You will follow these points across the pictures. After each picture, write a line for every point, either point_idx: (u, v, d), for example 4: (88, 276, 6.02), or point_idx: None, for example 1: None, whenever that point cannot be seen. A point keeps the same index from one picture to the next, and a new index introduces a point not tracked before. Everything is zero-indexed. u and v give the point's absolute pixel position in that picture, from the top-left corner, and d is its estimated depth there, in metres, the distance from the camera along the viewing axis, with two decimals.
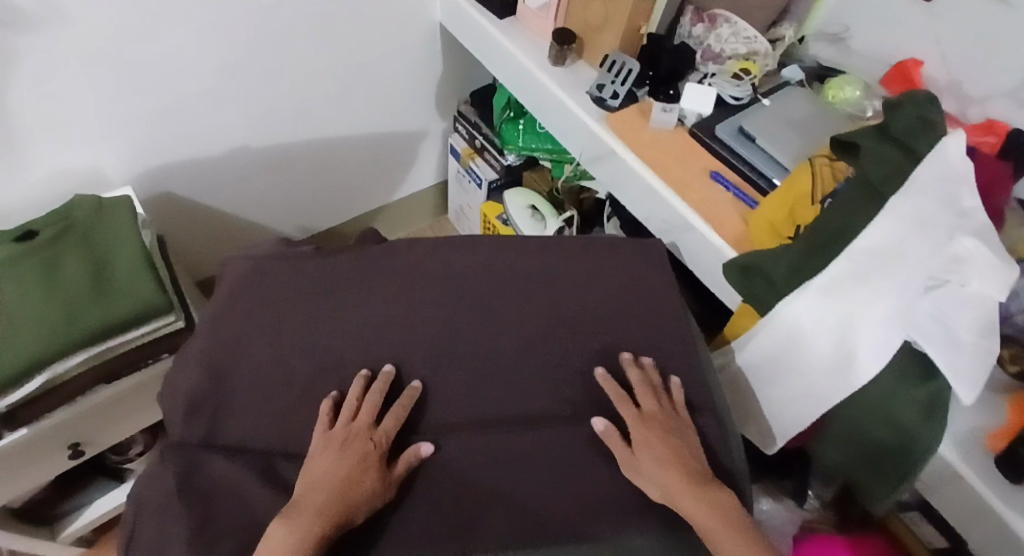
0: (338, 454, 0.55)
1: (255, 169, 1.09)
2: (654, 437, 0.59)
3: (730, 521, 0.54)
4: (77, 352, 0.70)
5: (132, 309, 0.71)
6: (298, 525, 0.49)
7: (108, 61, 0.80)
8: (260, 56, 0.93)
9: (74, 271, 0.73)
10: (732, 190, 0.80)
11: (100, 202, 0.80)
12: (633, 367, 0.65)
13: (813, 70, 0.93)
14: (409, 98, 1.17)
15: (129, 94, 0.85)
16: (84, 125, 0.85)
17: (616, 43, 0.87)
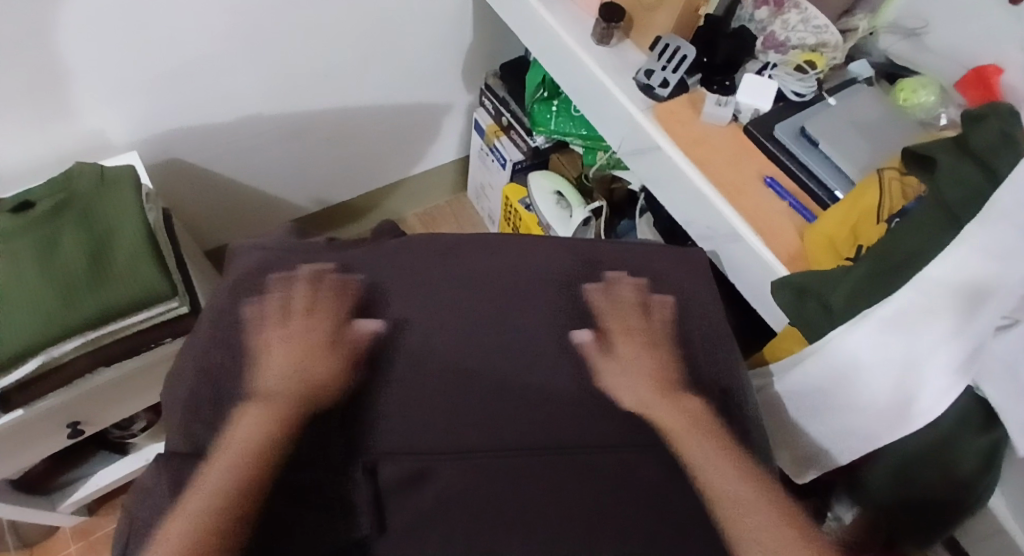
0: (288, 352, 0.54)
1: (270, 136, 1.02)
2: (645, 349, 0.58)
3: (705, 436, 0.52)
4: (73, 337, 0.65)
5: (133, 295, 0.66)
6: (254, 424, 0.49)
7: (118, 19, 0.73)
8: (280, 17, 0.85)
9: (70, 247, 0.67)
10: (789, 200, 0.72)
11: (103, 172, 0.73)
12: (626, 289, 0.63)
13: (882, 66, 0.85)
14: (436, 68, 1.08)
15: (139, 53, 0.78)
16: (88, 86, 0.78)
17: (670, 24, 0.78)
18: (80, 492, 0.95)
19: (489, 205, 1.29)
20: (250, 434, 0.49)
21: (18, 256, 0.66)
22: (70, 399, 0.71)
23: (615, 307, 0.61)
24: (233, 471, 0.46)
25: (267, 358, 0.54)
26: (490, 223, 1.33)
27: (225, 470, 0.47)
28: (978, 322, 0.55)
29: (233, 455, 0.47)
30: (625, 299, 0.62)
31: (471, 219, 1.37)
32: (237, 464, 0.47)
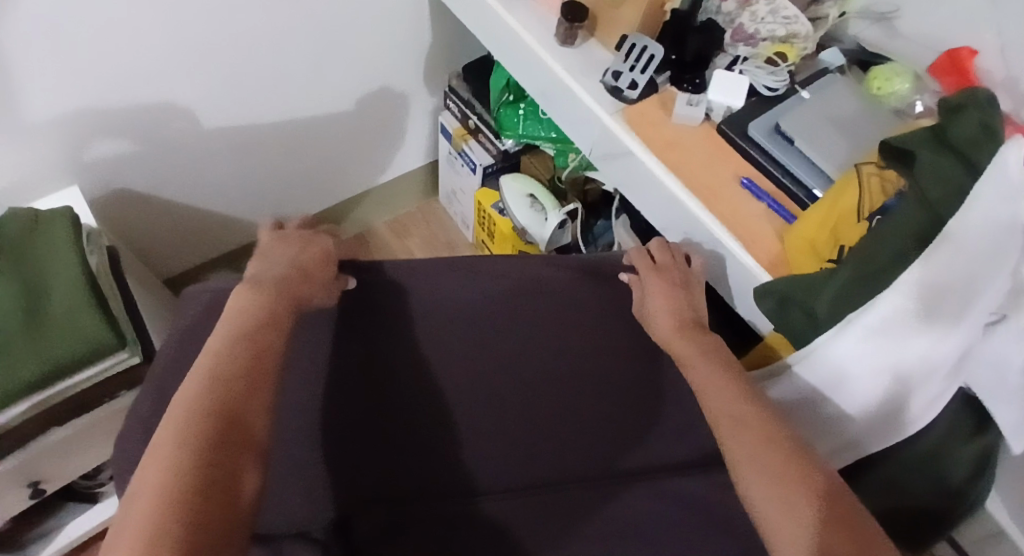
0: (288, 254, 0.63)
1: (220, 154, 0.96)
2: (654, 278, 0.69)
3: (713, 358, 0.61)
4: (19, 401, 0.60)
5: (76, 352, 0.61)
6: (253, 307, 0.54)
7: (31, 44, 0.67)
8: (215, 28, 0.79)
9: (2, 303, 0.61)
10: (767, 202, 0.70)
11: (37, 217, 0.68)
12: (657, 245, 0.72)
13: (855, 53, 0.82)
14: (393, 72, 1.03)
15: (63, 79, 0.72)
16: (12, 122, 0.72)
17: (636, 21, 0.75)
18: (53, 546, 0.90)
19: (461, 209, 1.24)
20: (224, 350, 0.50)
21: None
22: (23, 463, 0.66)
23: (636, 260, 0.72)
24: (248, 318, 0.53)
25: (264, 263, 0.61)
26: (464, 228, 1.29)
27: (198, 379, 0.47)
28: (971, 325, 0.55)
29: (206, 368, 0.48)
30: (653, 252, 0.72)
31: (443, 224, 1.33)
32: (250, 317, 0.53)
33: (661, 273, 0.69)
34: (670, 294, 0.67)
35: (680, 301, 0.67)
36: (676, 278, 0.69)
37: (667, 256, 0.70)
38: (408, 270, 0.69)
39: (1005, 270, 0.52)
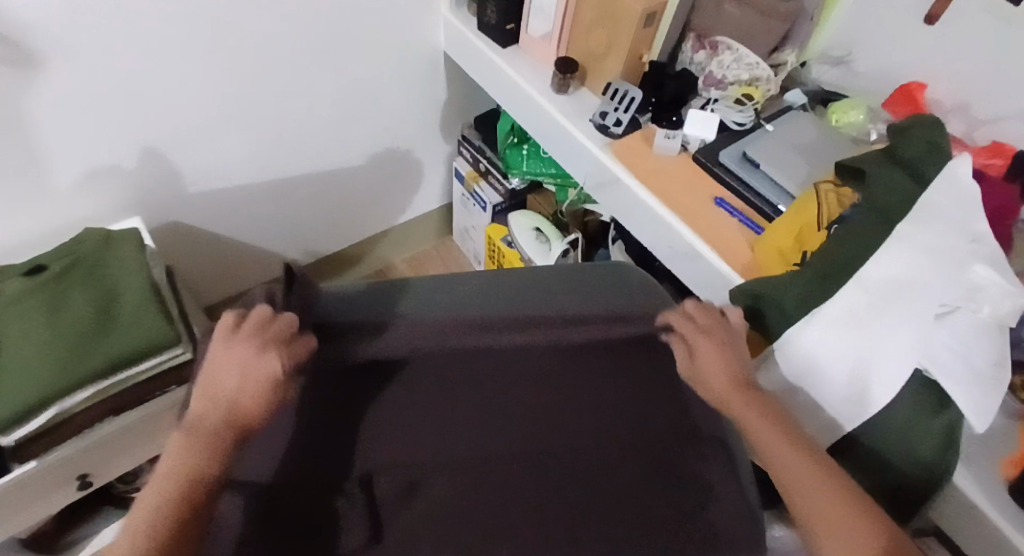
0: (234, 364, 0.47)
1: (256, 197, 1.07)
2: (705, 341, 0.54)
3: (749, 400, 0.53)
4: (85, 388, 0.69)
5: (139, 345, 0.70)
6: (206, 421, 0.45)
7: (105, 94, 0.79)
8: (260, 83, 0.92)
9: (77, 308, 0.71)
10: (738, 216, 0.79)
11: (109, 236, 0.78)
12: (693, 305, 0.57)
13: (817, 93, 0.93)
14: (412, 122, 1.17)
15: (130, 123, 0.84)
16: (90, 161, 0.84)
17: (619, 68, 0.87)
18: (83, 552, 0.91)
19: (473, 245, 1.36)
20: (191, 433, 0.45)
21: (25, 319, 0.68)
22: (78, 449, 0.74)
23: (678, 323, 0.54)
24: (208, 416, 0.46)
25: (212, 379, 0.48)
26: (476, 264, 1.40)
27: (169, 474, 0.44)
28: (936, 335, 0.62)
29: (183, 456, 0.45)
30: (694, 316, 0.55)
31: (457, 262, 1.43)
32: (209, 416, 0.46)
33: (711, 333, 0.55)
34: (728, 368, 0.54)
35: (729, 370, 0.54)
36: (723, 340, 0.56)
37: (712, 318, 0.57)
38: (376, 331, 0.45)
39: (954, 268, 0.61)
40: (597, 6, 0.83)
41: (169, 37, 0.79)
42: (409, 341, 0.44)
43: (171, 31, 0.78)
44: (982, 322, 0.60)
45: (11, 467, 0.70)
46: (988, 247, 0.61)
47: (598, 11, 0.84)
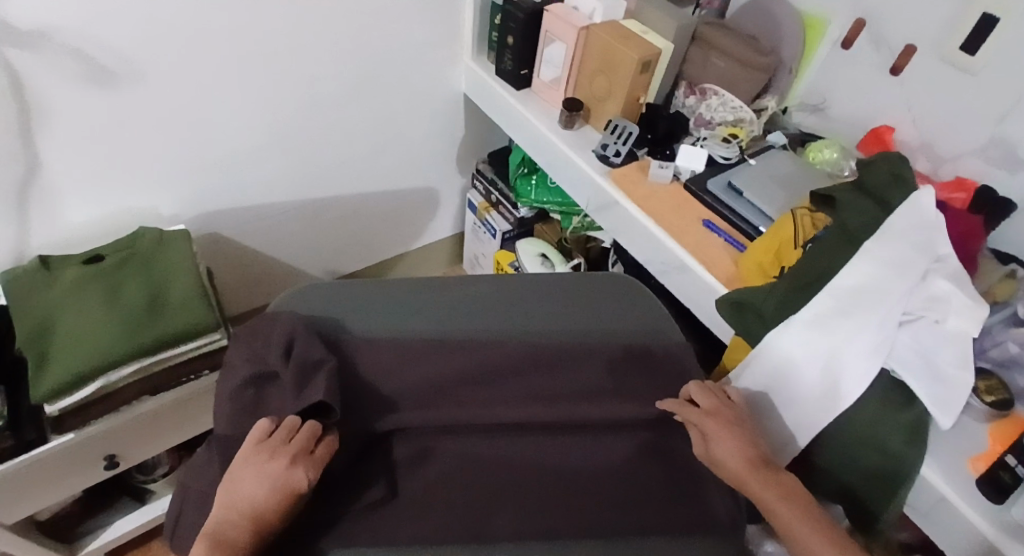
0: (261, 459, 0.54)
1: (291, 217, 1.16)
2: (716, 430, 0.63)
3: (763, 477, 0.60)
4: (131, 363, 0.71)
5: (184, 328, 0.73)
6: (246, 496, 0.52)
7: (172, 114, 0.87)
8: (309, 112, 1.02)
9: (133, 292, 0.74)
10: (725, 237, 0.85)
11: (163, 235, 0.81)
12: (699, 392, 0.66)
13: (796, 136, 1.03)
14: (432, 156, 1.27)
15: (191, 142, 0.92)
16: (150, 173, 0.92)
17: (619, 109, 0.96)
18: (96, 542, 0.92)
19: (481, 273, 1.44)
20: (251, 502, 0.51)
21: (86, 302, 0.72)
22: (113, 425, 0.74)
23: (677, 410, 0.65)
24: (249, 495, 0.52)
25: (241, 476, 0.53)
26: None
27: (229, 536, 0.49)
28: (898, 338, 0.69)
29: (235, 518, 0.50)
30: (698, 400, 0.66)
31: None
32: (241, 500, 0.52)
33: (720, 421, 0.64)
34: (740, 451, 0.62)
35: (740, 444, 0.62)
36: (731, 425, 0.64)
37: (721, 407, 0.65)
38: (395, 357, 0.68)
39: (915, 281, 0.68)
40: (598, 53, 0.94)
41: (236, 70, 0.89)
42: (413, 385, 0.66)
43: (235, 64, 0.88)
44: (952, 335, 0.66)
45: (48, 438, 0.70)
46: (949, 265, 0.69)
47: (600, 58, 0.94)
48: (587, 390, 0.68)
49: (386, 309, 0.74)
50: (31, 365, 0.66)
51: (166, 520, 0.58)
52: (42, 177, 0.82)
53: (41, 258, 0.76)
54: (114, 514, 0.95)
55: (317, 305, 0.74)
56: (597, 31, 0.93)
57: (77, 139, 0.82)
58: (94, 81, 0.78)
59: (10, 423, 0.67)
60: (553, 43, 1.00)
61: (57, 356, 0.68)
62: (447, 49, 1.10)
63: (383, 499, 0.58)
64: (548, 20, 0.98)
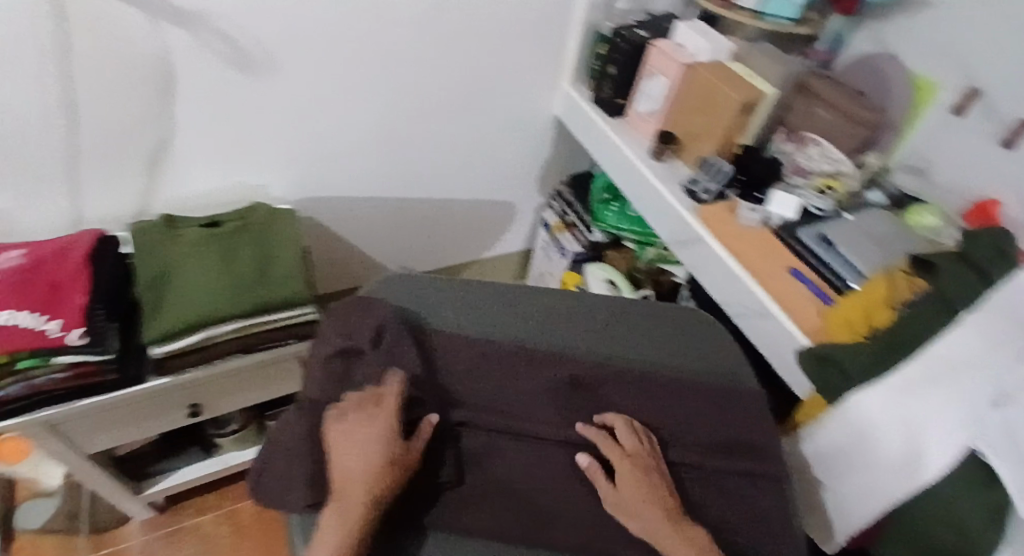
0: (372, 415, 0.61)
1: (380, 213, 1.21)
2: (626, 475, 0.61)
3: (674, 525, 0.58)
4: (233, 320, 0.77)
5: (283, 297, 0.80)
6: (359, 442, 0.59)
7: (296, 104, 0.94)
8: (416, 118, 1.07)
9: (245, 258, 0.81)
10: (812, 289, 0.83)
11: (274, 213, 0.89)
12: (626, 427, 0.65)
13: (895, 196, 0.97)
14: (516, 173, 1.30)
15: (308, 131, 0.98)
16: (266, 155, 0.98)
17: (713, 147, 0.95)
18: (163, 484, 0.98)
19: None
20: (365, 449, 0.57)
21: (204, 261, 0.80)
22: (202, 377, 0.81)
23: (597, 443, 0.64)
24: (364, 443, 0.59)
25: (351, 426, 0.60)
26: None
27: (364, 479, 0.55)
28: (987, 417, 0.63)
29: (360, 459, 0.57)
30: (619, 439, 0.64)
31: None
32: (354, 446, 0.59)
33: (637, 464, 0.61)
34: (642, 491, 0.60)
35: (654, 488, 0.60)
36: (648, 468, 0.62)
37: (641, 449, 0.63)
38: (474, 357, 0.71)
39: (1013, 358, 0.64)
40: (699, 92, 0.93)
41: (357, 70, 0.94)
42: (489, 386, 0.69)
43: (354, 64, 0.93)
44: None
45: (146, 378, 0.76)
46: None
47: (700, 97, 0.93)
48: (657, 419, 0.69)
49: (461, 313, 0.76)
50: (147, 310, 0.74)
51: (254, 467, 0.63)
52: (172, 145, 0.89)
53: (166, 217, 0.84)
54: (184, 460, 1.00)
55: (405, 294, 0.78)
56: (702, 70, 0.92)
57: (210, 116, 0.88)
58: (233, 65, 0.84)
59: (120, 357, 0.73)
60: (653, 77, 0.98)
61: (170, 305, 0.75)
62: (548, 72, 1.12)
63: (450, 484, 0.61)
64: (652, 55, 0.97)
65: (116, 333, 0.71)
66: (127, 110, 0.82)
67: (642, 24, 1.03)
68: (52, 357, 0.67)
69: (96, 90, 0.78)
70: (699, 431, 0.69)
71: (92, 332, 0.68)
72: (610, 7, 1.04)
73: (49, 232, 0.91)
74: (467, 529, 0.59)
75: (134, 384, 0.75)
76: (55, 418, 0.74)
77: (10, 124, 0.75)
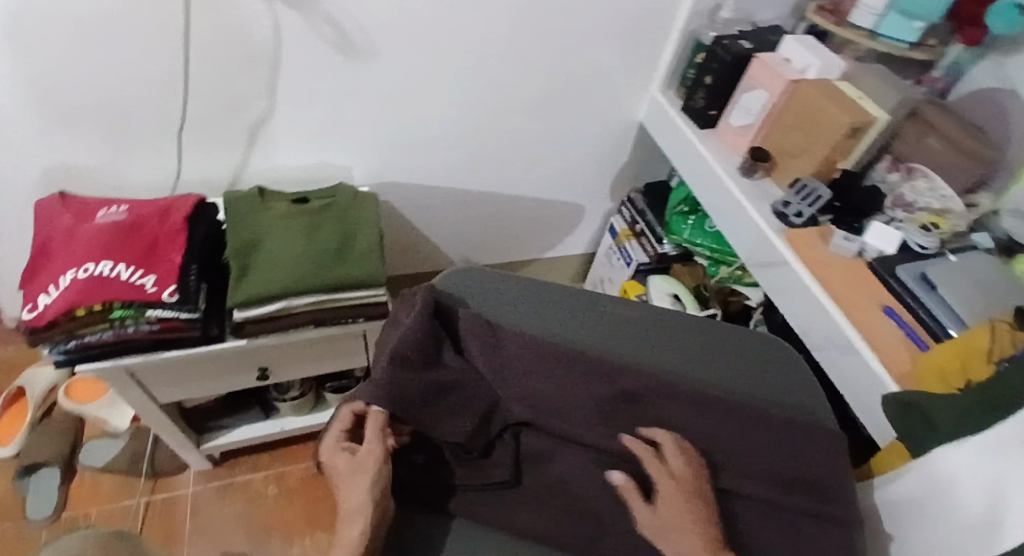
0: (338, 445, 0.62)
1: (449, 203, 1.21)
2: (669, 498, 0.57)
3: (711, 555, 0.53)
4: (310, 294, 0.79)
5: (360, 277, 0.80)
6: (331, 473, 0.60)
7: (387, 88, 0.95)
8: (499, 114, 1.06)
9: (327, 235, 0.83)
10: (905, 328, 0.78)
11: (357, 193, 0.90)
12: (674, 445, 0.61)
13: (1003, 242, 0.90)
14: (589, 177, 1.28)
15: (394, 116, 1.00)
16: (352, 134, 1.00)
17: (810, 169, 0.90)
18: (221, 440, 1.02)
19: None
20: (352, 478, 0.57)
21: (290, 234, 0.81)
22: (276, 343, 0.82)
23: (642, 458, 0.60)
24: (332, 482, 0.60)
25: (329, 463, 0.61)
26: None
27: (367, 509, 0.55)
28: None
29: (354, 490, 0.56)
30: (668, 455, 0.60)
31: None
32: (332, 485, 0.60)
33: (684, 486, 0.57)
34: (678, 515, 0.56)
35: (695, 513, 0.56)
36: (696, 491, 0.58)
37: (687, 468, 0.59)
38: (545, 359, 0.68)
39: None
40: (801, 110, 0.89)
41: (449, 60, 0.94)
42: (557, 391, 0.67)
43: (449, 56, 0.94)
44: None
45: (226, 337, 0.79)
46: None
47: (801, 115, 0.89)
48: (728, 447, 0.65)
49: (539, 314, 0.76)
50: (234, 275, 0.77)
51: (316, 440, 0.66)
52: (273, 118, 0.93)
53: (259, 188, 0.87)
54: (242, 419, 1.04)
55: (478, 289, 0.77)
56: (808, 87, 0.88)
57: (303, 91, 0.91)
58: (337, 47, 0.87)
59: (204, 314, 0.75)
60: (752, 90, 0.95)
61: (255, 272, 0.78)
62: (639, 77, 1.10)
63: (507, 484, 0.62)
64: (755, 67, 0.94)
65: (203, 292, 0.75)
66: (235, 79, 0.86)
67: (746, 36, 0.99)
68: (143, 310, 0.71)
69: (208, 54, 0.82)
70: (773, 464, 0.65)
71: (182, 291, 0.72)
72: (714, 15, 1.00)
73: (152, 186, 0.97)
74: (522, 530, 0.61)
75: (213, 342, 0.78)
76: (135, 364, 0.77)
77: (132, 77, 0.82)
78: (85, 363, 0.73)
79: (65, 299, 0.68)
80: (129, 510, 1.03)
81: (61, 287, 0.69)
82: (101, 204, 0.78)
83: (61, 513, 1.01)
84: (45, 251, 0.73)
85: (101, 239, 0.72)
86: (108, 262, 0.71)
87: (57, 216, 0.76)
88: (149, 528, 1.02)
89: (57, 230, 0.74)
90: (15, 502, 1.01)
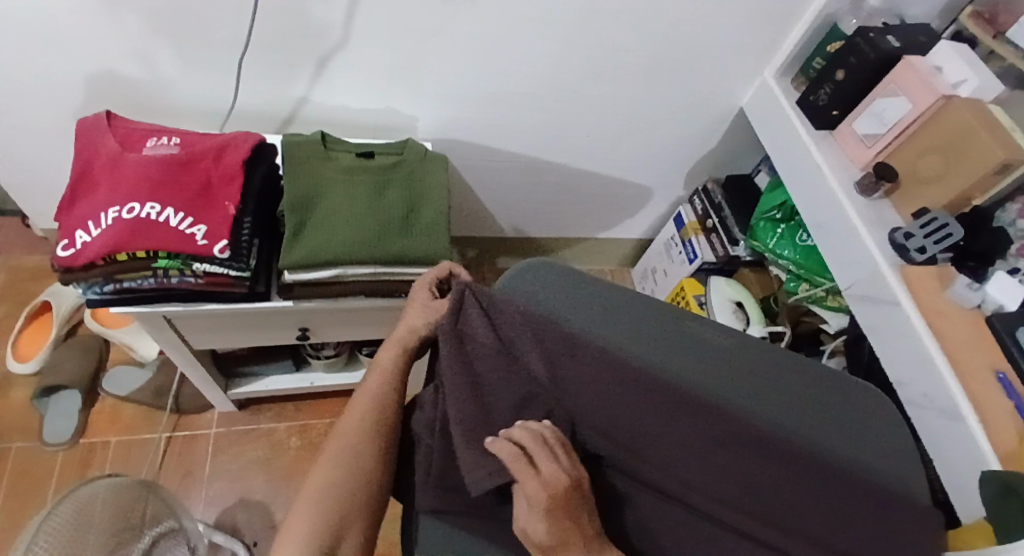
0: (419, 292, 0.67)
1: (511, 170, 1.11)
2: (548, 519, 0.47)
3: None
4: (368, 264, 0.71)
5: (424, 253, 0.72)
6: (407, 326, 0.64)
7: (472, 37, 0.84)
8: (584, 82, 0.95)
9: (392, 200, 0.74)
10: (1016, 402, 0.67)
11: (427, 152, 0.80)
12: (539, 443, 0.50)
13: None
14: (666, 163, 1.18)
15: (475, 69, 0.89)
16: (424, 83, 0.90)
17: (940, 202, 0.80)
18: (249, 387, 0.98)
19: (653, 288, 1.35)
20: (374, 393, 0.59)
21: (353, 193, 0.73)
22: (327, 307, 0.76)
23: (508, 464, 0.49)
24: (392, 348, 0.63)
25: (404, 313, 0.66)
26: None
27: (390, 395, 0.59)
28: None
29: (361, 417, 0.56)
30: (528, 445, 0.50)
31: None
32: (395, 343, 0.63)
33: (552, 499, 0.47)
34: (557, 533, 0.47)
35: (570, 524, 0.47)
36: (571, 505, 0.48)
37: (562, 476, 0.48)
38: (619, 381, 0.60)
39: None
40: (946, 130, 0.77)
41: (544, 14, 0.83)
42: (631, 426, 0.58)
43: (552, 13, 0.83)
44: None
45: (274, 297, 0.72)
46: None
47: (945, 138, 0.78)
48: (811, 515, 0.56)
49: (616, 328, 0.69)
50: (287, 232, 0.69)
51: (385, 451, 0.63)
52: (343, 51, 0.83)
53: (323, 133, 0.78)
54: (274, 368, 0.99)
55: (558, 294, 0.70)
56: (960, 107, 0.76)
57: (381, 27, 0.81)
58: None
59: (255, 269, 0.69)
60: (893, 97, 0.83)
61: (309, 232, 0.70)
62: (752, 59, 0.98)
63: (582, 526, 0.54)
64: (900, 70, 0.82)
65: (254, 248, 0.68)
66: (312, 10, 0.77)
67: (892, 31, 0.86)
68: (190, 262, 0.64)
69: None
70: (870, 548, 0.55)
71: (232, 247, 0.64)
72: (861, 1, 0.87)
73: (207, 112, 0.89)
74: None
75: (259, 299, 0.71)
76: (172, 312, 0.71)
77: None
78: (120, 305, 0.67)
79: (106, 240, 0.61)
80: (149, 444, 1.01)
81: (102, 225, 0.62)
82: (150, 131, 0.70)
83: (80, 438, 1.00)
84: (86, 177, 0.66)
85: (151, 174, 0.64)
86: (155, 204, 0.63)
87: (101, 138, 0.68)
88: (169, 465, 1.00)
89: (101, 154, 0.66)
90: (31, 417, 1.00)
